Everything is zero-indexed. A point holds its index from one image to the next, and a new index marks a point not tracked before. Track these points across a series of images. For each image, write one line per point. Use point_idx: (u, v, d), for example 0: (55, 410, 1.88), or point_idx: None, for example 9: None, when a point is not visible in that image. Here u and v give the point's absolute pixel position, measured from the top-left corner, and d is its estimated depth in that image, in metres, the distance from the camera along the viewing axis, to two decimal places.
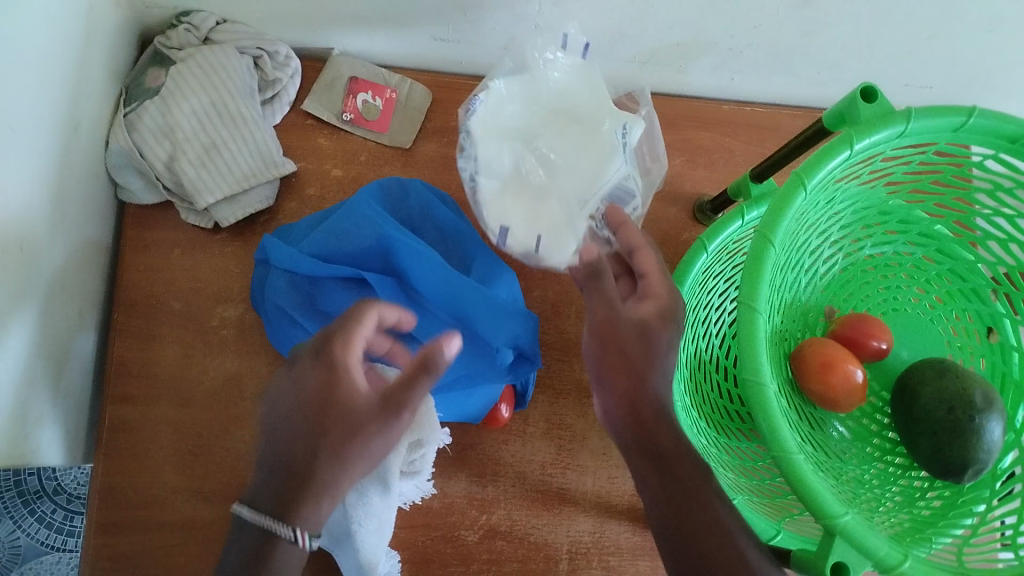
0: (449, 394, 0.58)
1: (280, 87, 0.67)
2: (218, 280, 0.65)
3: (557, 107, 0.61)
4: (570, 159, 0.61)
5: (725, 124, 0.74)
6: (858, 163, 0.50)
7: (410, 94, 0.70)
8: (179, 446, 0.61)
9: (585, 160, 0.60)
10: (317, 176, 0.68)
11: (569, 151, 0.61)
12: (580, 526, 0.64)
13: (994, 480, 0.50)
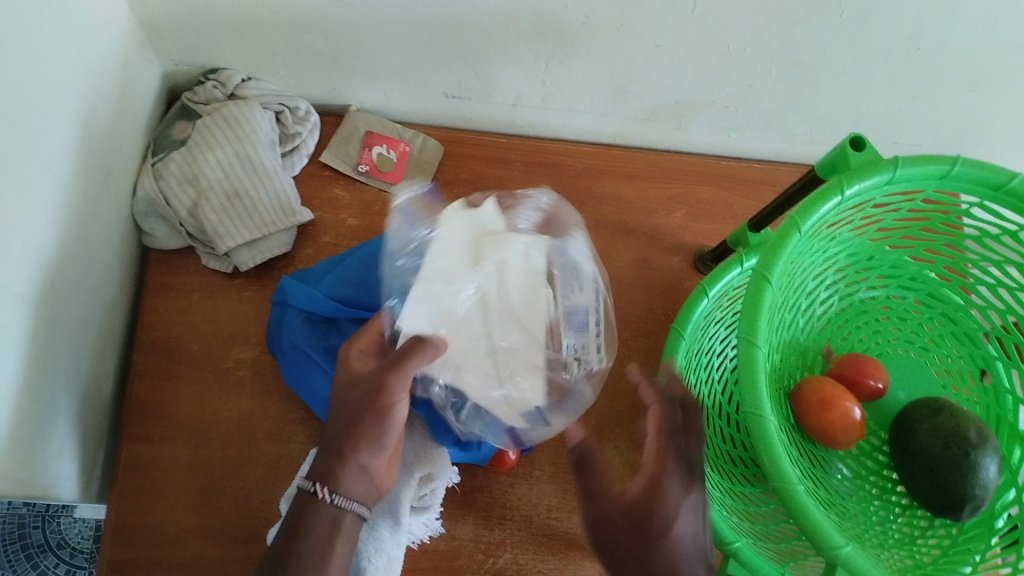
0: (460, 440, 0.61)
1: (299, 140, 0.70)
2: (234, 323, 0.67)
3: (463, 256, 0.51)
4: (505, 291, 0.51)
5: (723, 179, 0.77)
6: (849, 210, 0.52)
7: (423, 148, 0.74)
8: (192, 485, 0.62)
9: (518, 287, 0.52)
10: (332, 225, 0.71)
11: (515, 299, 0.51)
12: (586, 571, 0.65)
13: (993, 519, 0.51)
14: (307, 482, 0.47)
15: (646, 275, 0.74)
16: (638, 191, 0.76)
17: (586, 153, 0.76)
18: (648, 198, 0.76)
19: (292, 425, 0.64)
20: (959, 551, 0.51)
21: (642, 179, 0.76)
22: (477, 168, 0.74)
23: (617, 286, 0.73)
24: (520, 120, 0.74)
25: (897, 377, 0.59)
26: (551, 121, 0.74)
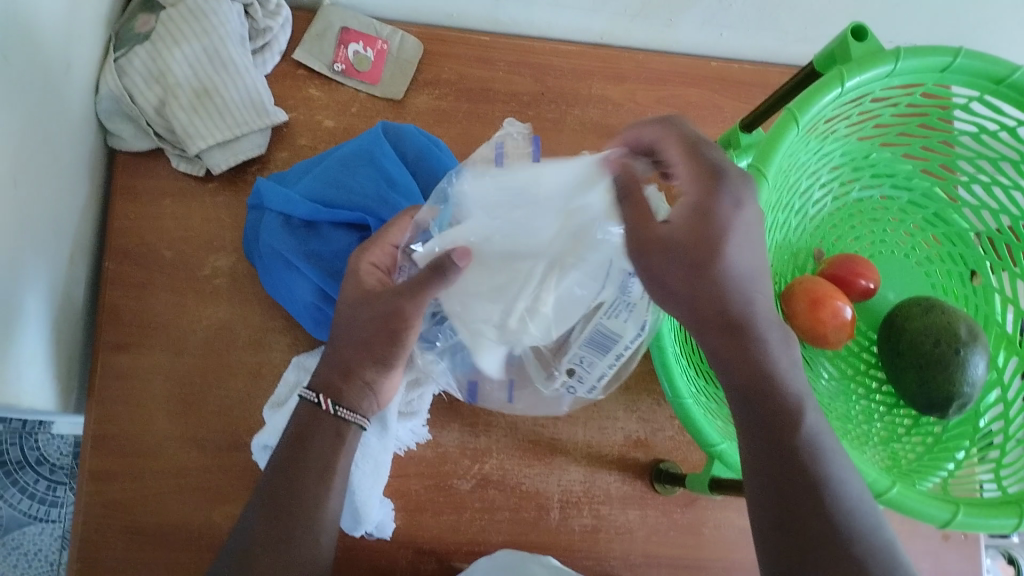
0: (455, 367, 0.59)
1: (271, 36, 0.66)
2: (209, 230, 0.64)
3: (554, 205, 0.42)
4: (560, 278, 0.43)
5: (714, 81, 0.74)
6: (847, 104, 0.50)
7: (402, 46, 0.69)
8: (172, 394, 0.60)
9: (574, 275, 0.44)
10: (308, 127, 0.67)
11: (550, 274, 0.43)
12: (571, 476, 0.66)
13: (977, 418, 0.52)
14: (310, 392, 0.47)
15: None
16: (627, 94, 0.73)
17: (573, 52, 0.73)
18: (637, 101, 0.73)
19: (274, 334, 0.63)
20: (942, 450, 0.53)
21: (631, 81, 0.73)
22: (459, 68, 0.70)
23: None
24: (504, 15, 0.70)
25: (887, 276, 0.59)
26: (536, 18, 0.71)
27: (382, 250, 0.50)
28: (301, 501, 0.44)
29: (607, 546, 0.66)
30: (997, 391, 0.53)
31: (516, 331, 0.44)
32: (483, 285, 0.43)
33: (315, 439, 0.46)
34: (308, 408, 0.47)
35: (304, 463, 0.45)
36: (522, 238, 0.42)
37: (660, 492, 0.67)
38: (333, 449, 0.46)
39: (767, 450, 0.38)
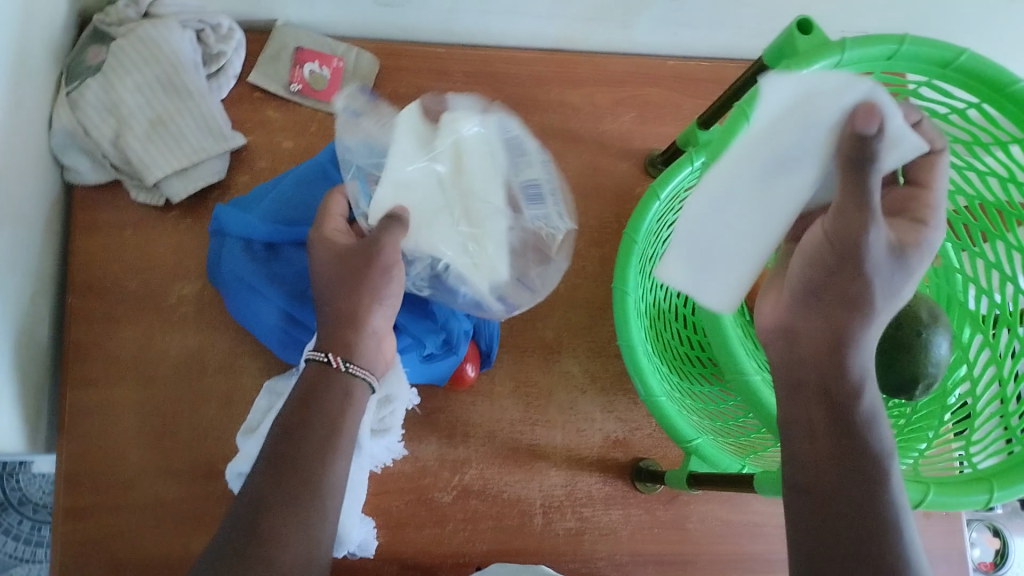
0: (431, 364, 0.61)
1: (224, 60, 0.65)
2: (172, 258, 0.64)
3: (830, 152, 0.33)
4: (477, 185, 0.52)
5: (672, 80, 0.75)
6: None
7: (358, 62, 0.69)
8: (145, 426, 0.60)
9: (718, 230, 0.39)
10: (268, 149, 0.67)
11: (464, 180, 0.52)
12: (552, 480, 0.67)
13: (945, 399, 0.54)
14: (320, 353, 0.47)
15: (596, 181, 0.73)
16: (584, 96, 0.74)
17: (530, 59, 0.73)
18: (594, 103, 0.74)
19: (245, 359, 0.63)
20: (916, 431, 0.55)
21: (589, 84, 0.74)
22: (417, 81, 0.70)
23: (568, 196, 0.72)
24: (460, 28, 0.70)
25: None
26: (492, 30, 0.71)
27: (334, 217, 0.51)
28: (306, 471, 0.43)
29: (591, 548, 0.66)
30: (963, 366, 0.55)
31: (479, 251, 0.53)
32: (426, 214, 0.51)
33: (325, 400, 0.46)
34: (319, 367, 0.47)
35: (313, 427, 0.45)
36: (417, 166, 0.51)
37: (641, 491, 0.67)
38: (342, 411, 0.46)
39: (827, 421, 0.39)
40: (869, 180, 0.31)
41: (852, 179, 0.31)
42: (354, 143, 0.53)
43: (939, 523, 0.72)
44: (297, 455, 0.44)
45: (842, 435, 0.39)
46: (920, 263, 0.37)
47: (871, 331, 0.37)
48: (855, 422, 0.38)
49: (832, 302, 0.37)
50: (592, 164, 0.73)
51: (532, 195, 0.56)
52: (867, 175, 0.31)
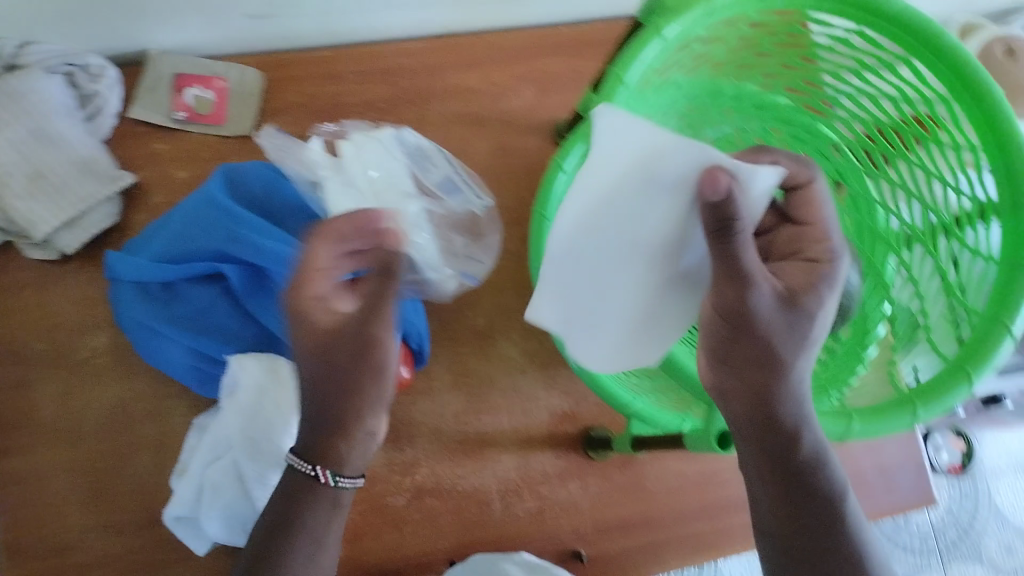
0: None
1: (100, 100, 0.63)
2: (81, 309, 0.62)
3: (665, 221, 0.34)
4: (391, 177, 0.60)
5: (567, 46, 0.74)
6: (676, 50, 0.49)
7: (242, 78, 0.67)
8: (81, 484, 0.59)
9: (575, 279, 0.38)
10: (162, 183, 0.65)
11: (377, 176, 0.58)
12: (504, 465, 0.66)
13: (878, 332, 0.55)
14: (303, 464, 0.43)
15: (505, 158, 0.71)
16: (481, 78, 0.71)
17: (421, 49, 0.70)
18: (493, 82, 0.72)
19: (174, 398, 0.62)
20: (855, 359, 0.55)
21: (481, 65, 0.71)
22: (307, 88, 0.68)
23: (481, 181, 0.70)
24: (341, 27, 0.68)
25: None
26: (374, 23, 0.69)
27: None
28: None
29: (554, 525, 0.66)
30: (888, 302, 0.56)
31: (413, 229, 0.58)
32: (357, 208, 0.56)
33: (307, 510, 0.44)
34: (300, 479, 0.43)
35: (290, 541, 0.43)
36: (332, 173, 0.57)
37: (595, 459, 0.68)
38: (323, 523, 0.44)
39: (772, 467, 0.41)
40: (734, 246, 0.33)
41: (718, 246, 0.33)
42: (290, 167, 0.57)
43: (895, 440, 0.73)
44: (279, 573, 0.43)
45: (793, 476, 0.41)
46: (818, 301, 0.37)
47: (793, 383, 0.39)
48: (801, 462, 0.40)
49: (742, 363, 0.38)
50: (500, 141, 0.71)
51: (446, 186, 0.64)
52: (733, 245, 0.33)
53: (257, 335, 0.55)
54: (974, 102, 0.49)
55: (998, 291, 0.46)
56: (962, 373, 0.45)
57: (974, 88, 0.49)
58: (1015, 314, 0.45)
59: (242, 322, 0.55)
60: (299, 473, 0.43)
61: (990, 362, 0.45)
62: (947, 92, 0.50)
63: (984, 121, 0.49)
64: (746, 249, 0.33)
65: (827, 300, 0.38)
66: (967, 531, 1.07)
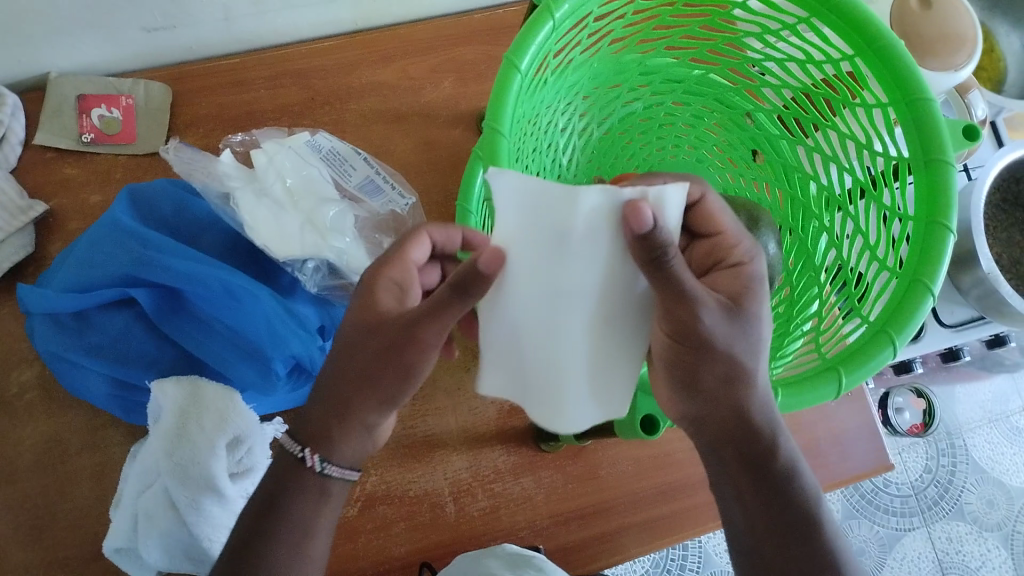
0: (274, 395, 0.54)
1: (3, 129, 0.62)
2: (3, 347, 0.61)
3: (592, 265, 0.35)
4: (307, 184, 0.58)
5: (484, 33, 0.72)
6: (570, 31, 0.48)
7: (148, 95, 0.66)
8: (16, 526, 0.57)
9: (529, 348, 0.36)
10: (75, 209, 0.63)
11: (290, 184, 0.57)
12: (455, 465, 0.65)
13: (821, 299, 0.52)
14: (294, 445, 0.40)
15: (431, 155, 0.70)
16: (398, 73, 0.70)
17: (332, 48, 0.69)
18: (411, 77, 0.70)
19: (106, 429, 0.60)
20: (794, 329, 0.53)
21: (398, 59, 0.70)
22: (218, 99, 0.67)
23: (406, 179, 0.69)
24: (246, 32, 0.67)
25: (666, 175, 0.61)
26: (281, 27, 0.68)
27: (400, 266, 0.41)
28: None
29: (510, 521, 0.65)
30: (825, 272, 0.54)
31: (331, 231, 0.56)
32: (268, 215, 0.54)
33: (294, 502, 0.40)
34: (291, 464, 0.40)
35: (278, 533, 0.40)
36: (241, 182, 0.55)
37: (548, 451, 0.66)
38: (311, 513, 0.41)
39: (755, 486, 0.41)
40: (670, 273, 0.33)
41: (657, 277, 0.34)
42: (197, 180, 0.55)
43: (845, 404, 0.73)
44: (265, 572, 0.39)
45: (774, 495, 0.41)
46: (758, 303, 0.38)
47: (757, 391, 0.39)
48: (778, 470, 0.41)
49: (713, 384, 0.39)
50: (423, 138, 0.70)
51: (368, 189, 0.62)
52: (671, 272, 0.33)
53: (178, 358, 0.53)
54: (881, 63, 0.49)
55: (916, 252, 0.47)
56: (885, 339, 0.45)
57: (880, 48, 0.49)
58: (933, 273, 0.45)
59: (160, 345, 0.53)
60: (288, 458, 0.40)
61: (912, 322, 0.45)
62: (854, 53, 0.50)
63: (891, 78, 0.49)
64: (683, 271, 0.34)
65: (758, 301, 0.38)
66: (947, 488, 1.09)
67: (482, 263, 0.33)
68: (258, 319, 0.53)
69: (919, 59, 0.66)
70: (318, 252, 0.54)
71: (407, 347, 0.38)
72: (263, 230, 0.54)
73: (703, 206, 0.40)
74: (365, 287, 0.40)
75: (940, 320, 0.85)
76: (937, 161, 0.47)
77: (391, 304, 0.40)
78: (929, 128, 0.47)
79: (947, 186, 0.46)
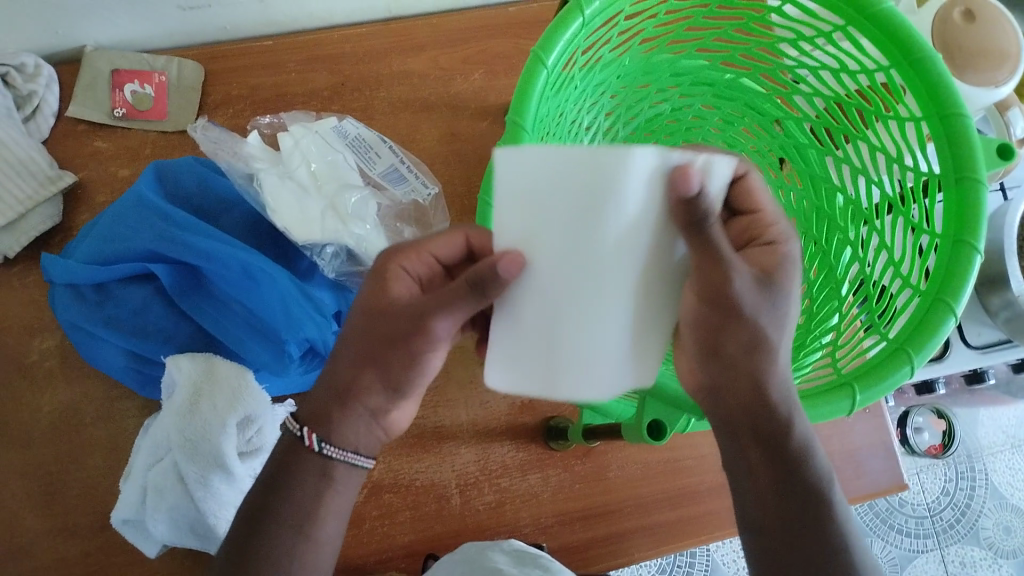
0: (286, 377, 0.55)
1: (38, 100, 0.63)
2: (27, 313, 0.61)
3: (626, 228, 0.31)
4: (329, 169, 0.58)
5: (517, 27, 0.72)
6: (599, 28, 0.48)
7: (180, 73, 0.66)
8: (31, 490, 0.58)
9: (541, 323, 0.33)
10: (104, 182, 0.64)
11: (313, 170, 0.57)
12: (463, 458, 0.65)
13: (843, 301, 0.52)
14: (294, 425, 0.41)
15: (457, 147, 0.70)
16: (429, 63, 0.70)
17: (363, 35, 0.69)
18: (441, 67, 0.70)
19: (121, 401, 0.61)
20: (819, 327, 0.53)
21: (430, 49, 0.70)
22: (249, 80, 0.67)
23: (430, 169, 0.69)
24: (280, 14, 0.67)
25: None
26: (315, 11, 0.68)
27: (418, 259, 0.39)
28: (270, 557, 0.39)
29: (514, 517, 0.65)
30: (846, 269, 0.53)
31: (350, 218, 0.56)
32: (291, 198, 0.55)
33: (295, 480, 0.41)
34: (290, 441, 0.41)
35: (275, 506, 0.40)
36: (267, 164, 0.55)
37: (557, 450, 0.66)
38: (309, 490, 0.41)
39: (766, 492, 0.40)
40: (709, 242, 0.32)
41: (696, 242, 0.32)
42: (222, 161, 0.55)
43: (862, 420, 0.72)
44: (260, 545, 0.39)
45: (806, 510, 0.38)
46: (791, 277, 0.37)
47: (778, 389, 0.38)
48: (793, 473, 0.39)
49: (736, 360, 0.38)
50: (450, 129, 0.70)
51: (392, 177, 0.62)
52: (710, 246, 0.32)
53: (194, 334, 0.54)
54: (915, 74, 0.48)
55: (941, 270, 0.46)
56: (903, 356, 0.44)
57: (917, 60, 0.48)
58: (956, 293, 0.44)
59: (178, 322, 0.53)
60: (289, 436, 0.41)
61: (933, 342, 0.44)
62: (889, 64, 0.49)
63: (925, 91, 0.48)
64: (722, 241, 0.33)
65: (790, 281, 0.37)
66: (964, 511, 1.07)
67: (502, 266, 0.32)
68: (274, 301, 0.53)
69: (959, 73, 0.64)
70: (338, 237, 0.55)
71: (418, 337, 0.38)
72: (284, 212, 0.54)
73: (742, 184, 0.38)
74: (380, 272, 0.39)
75: (966, 341, 0.83)
76: (969, 179, 0.46)
77: (406, 295, 0.38)
78: (963, 144, 0.46)
79: (977, 206, 0.45)
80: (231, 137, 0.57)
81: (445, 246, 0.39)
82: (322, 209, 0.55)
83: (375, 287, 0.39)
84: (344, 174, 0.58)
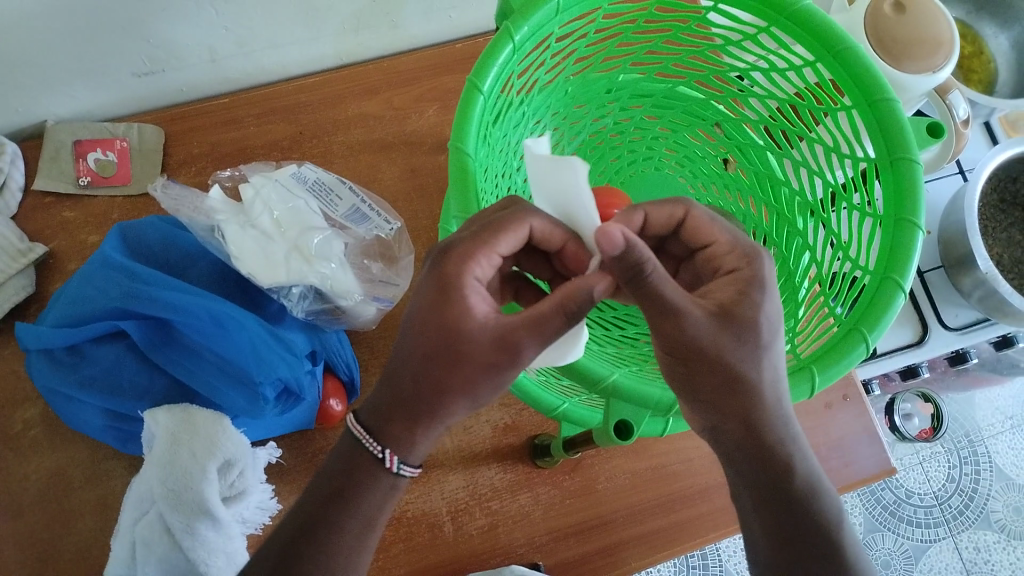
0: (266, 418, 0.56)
1: (4, 176, 0.64)
2: (8, 385, 0.62)
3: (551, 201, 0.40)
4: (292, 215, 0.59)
5: (465, 61, 0.74)
6: (533, 51, 0.50)
7: (141, 136, 0.68)
8: (23, 559, 0.58)
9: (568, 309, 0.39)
10: (75, 250, 0.66)
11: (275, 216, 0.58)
12: (452, 485, 0.66)
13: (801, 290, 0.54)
14: (370, 441, 0.38)
15: (419, 182, 0.71)
16: (383, 104, 0.72)
17: (317, 83, 0.71)
18: (395, 107, 0.72)
19: (107, 462, 0.61)
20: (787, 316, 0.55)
21: (383, 90, 0.72)
22: (210, 137, 0.69)
23: (394, 206, 0.70)
24: (233, 72, 0.69)
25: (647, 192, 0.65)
26: (267, 66, 0.70)
27: (486, 261, 0.38)
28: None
29: (508, 539, 0.65)
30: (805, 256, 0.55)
31: (317, 261, 0.57)
32: (257, 246, 0.56)
33: (364, 493, 0.38)
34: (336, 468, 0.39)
35: (342, 521, 0.38)
36: (228, 217, 0.56)
37: (544, 467, 0.67)
38: (380, 503, 0.39)
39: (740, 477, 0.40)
40: (651, 289, 0.35)
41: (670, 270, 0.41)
42: (184, 217, 0.57)
43: (844, 408, 0.73)
44: (323, 566, 0.37)
45: (781, 487, 0.39)
46: (753, 306, 0.37)
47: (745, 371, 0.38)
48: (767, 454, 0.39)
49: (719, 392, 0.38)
50: (410, 165, 0.71)
51: (354, 217, 0.63)
52: (649, 285, 0.35)
53: (168, 387, 0.55)
54: (840, 66, 0.50)
55: (885, 250, 0.47)
56: (857, 335, 0.45)
57: (840, 52, 0.49)
58: (902, 269, 0.45)
59: (151, 376, 0.54)
60: (365, 453, 0.38)
61: (884, 318, 0.45)
62: (815, 58, 0.51)
63: (852, 80, 0.49)
64: (666, 287, 0.35)
65: (770, 293, 0.38)
66: (971, 497, 1.07)
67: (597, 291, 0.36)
68: (245, 344, 0.54)
69: (897, 63, 0.63)
70: (302, 279, 0.56)
71: (510, 367, 0.36)
72: (248, 260, 0.55)
73: (691, 223, 0.42)
74: (454, 286, 0.37)
75: (944, 324, 0.82)
76: (902, 160, 0.47)
77: (486, 312, 0.37)
78: (892, 127, 0.48)
79: (913, 185, 0.47)
80: (192, 194, 0.58)
81: (508, 245, 0.39)
82: (287, 253, 0.56)
83: (441, 303, 0.37)
84: (307, 218, 0.59)
